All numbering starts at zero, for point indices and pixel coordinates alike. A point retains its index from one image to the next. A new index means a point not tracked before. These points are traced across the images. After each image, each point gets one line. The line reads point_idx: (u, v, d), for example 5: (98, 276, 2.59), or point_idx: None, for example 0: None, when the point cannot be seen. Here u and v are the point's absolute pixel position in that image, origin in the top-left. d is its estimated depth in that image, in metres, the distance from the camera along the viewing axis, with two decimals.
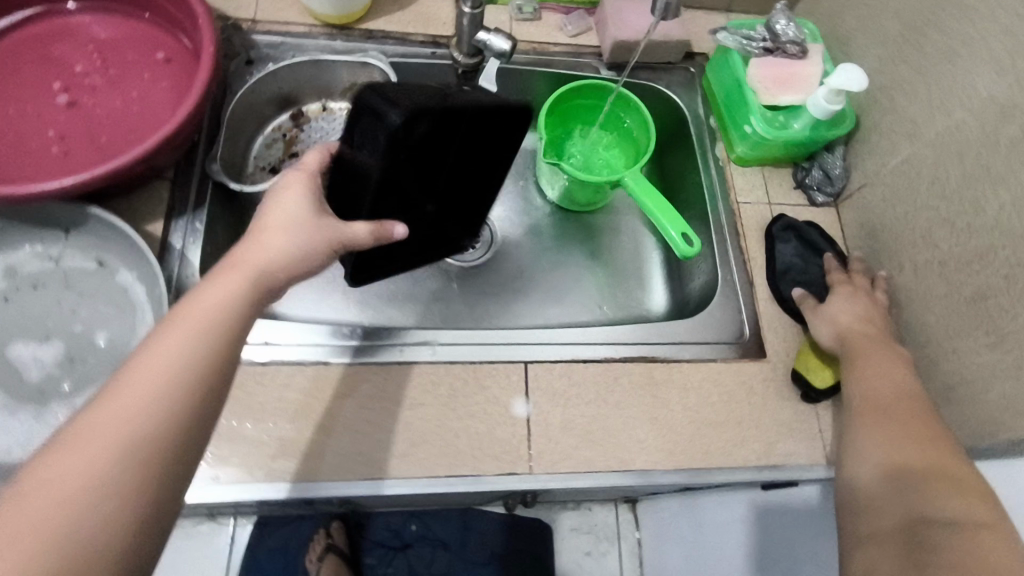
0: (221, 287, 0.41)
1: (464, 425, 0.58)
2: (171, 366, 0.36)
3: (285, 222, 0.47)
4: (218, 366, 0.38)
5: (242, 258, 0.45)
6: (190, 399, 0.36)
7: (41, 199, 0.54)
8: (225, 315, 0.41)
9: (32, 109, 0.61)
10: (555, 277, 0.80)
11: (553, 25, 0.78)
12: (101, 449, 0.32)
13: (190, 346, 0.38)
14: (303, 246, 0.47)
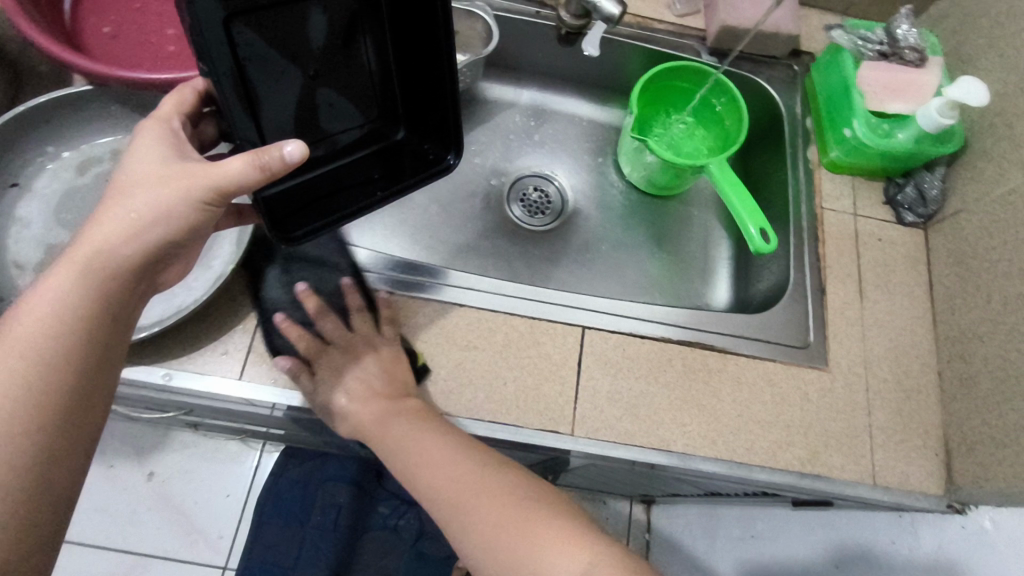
0: (52, 289, 0.40)
1: (513, 376, 0.58)
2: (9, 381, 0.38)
3: (135, 187, 0.43)
4: (57, 372, 0.40)
5: (87, 237, 0.42)
6: (14, 423, 0.38)
7: (152, 88, 0.56)
8: (63, 311, 0.40)
9: (159, 8, 0.65)
10: (617, 256, 0.79)
11: (662, 2, 0.77)
12: None
13: (23, 357, 0.39)
14: (157, 211, 0.43)
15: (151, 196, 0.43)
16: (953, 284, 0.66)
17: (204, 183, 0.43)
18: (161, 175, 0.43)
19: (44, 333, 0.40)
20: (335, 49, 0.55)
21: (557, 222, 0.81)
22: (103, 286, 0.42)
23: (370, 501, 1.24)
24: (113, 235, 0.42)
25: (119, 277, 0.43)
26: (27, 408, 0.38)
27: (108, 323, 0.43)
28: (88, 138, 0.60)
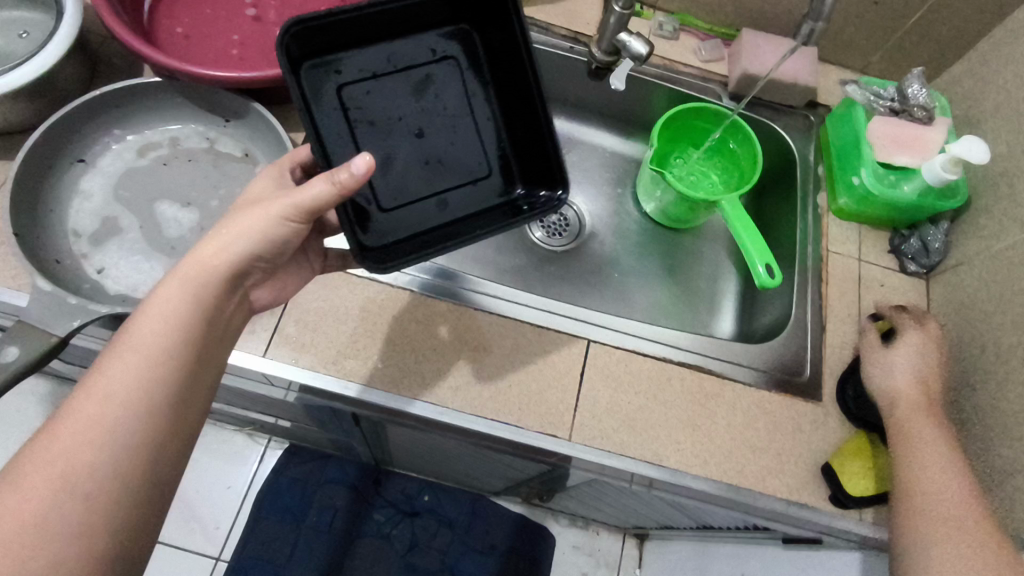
0: (166, 296, 0.44)
1: (519, 379, 0.61)
2: (124, 381, 0.41)
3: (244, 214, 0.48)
4: (165, 379, 0.42)
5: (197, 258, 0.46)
6: (127, 418, 0.40)
7: (215, 84, 0.62)
8: (176, 323, 0.44)
9: (226, 15, 0.72)
10: (627, 282, 0.82)
11: (688, 47, 0.82)
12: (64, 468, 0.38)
13: (137, 362, 0.41)
14: (261, 233, 0.48)
15: (251, 216, 0.48)
16: (949, 332, 0.68)
17: (289, 201, 0.47)
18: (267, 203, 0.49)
19: (159, 332, 0.43)
20: (443, 114, 0.62)
21: (574, 244, 0.84)
22: (205, 296, 0.46)
23: (366, 506, 1.27)
24: (218, 250, 0.47)
25: (218, 295, 0.47)
26: (142, 400, 0.41)
27: (210, 328, 0.46)
28: (150, 125, 0.66)
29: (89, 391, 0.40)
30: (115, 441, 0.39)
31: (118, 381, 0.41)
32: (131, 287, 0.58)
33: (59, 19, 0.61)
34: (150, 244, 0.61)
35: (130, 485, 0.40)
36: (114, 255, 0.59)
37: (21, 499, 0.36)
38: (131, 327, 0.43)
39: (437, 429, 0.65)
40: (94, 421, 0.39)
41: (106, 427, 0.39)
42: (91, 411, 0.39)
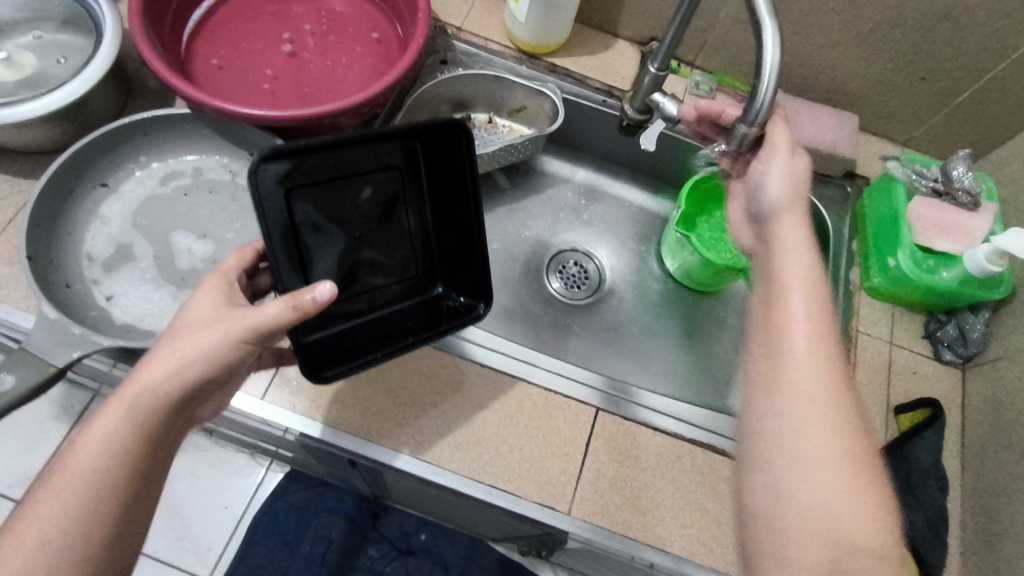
0: (96, 434, 0.41)
1: (520, 443, 0.59)
2: (49, 531, 0.39)
3: (190, 329, 0.45)
4: (96, 525, 0.40)
5: (132, 382, 0.43)
6: (55, 568, 0.39)
7: (241, 119, 0.62)
8: (107, 461, 0.41)
9: (263, 49, 0.72)
10: (643, 343, 0.80)
11: (724, 108, 0.81)
12: None
13: (61, 512, 0.39)
14: (205, 355, 0.44)
15: (197, 338, 0.44)
16: (984, 432, 0.64)
17: (246, 324, 0.45)
18: (216, 317, 0.46)
19: (93, 475, 0.40)
20: (381, 216, 0.59)
21: (591, 299, 0.82)
22: (147, 423, 0.43)
23: (361, 539, 1.24)
24: (157, 376, 0.43)
25: (163, 419, 0.44)
26: (70, 547, 0.39)
27: (152, 454, 0.44)
28: (175, 153, 0.66)
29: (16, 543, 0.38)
30: None
31: (50, 528, 0.39)
32: (137, 317, 0.58)
33: (100, 48, 0.62)
34: (162, 275, 0.60)
35: None
36: (124, 283, 0.59)
37: None
38: (62, 470, 0.40)
39: (433, 485, 0.63)
40: (23, 575, 0.38)
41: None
42: (21, 564, 0.38)
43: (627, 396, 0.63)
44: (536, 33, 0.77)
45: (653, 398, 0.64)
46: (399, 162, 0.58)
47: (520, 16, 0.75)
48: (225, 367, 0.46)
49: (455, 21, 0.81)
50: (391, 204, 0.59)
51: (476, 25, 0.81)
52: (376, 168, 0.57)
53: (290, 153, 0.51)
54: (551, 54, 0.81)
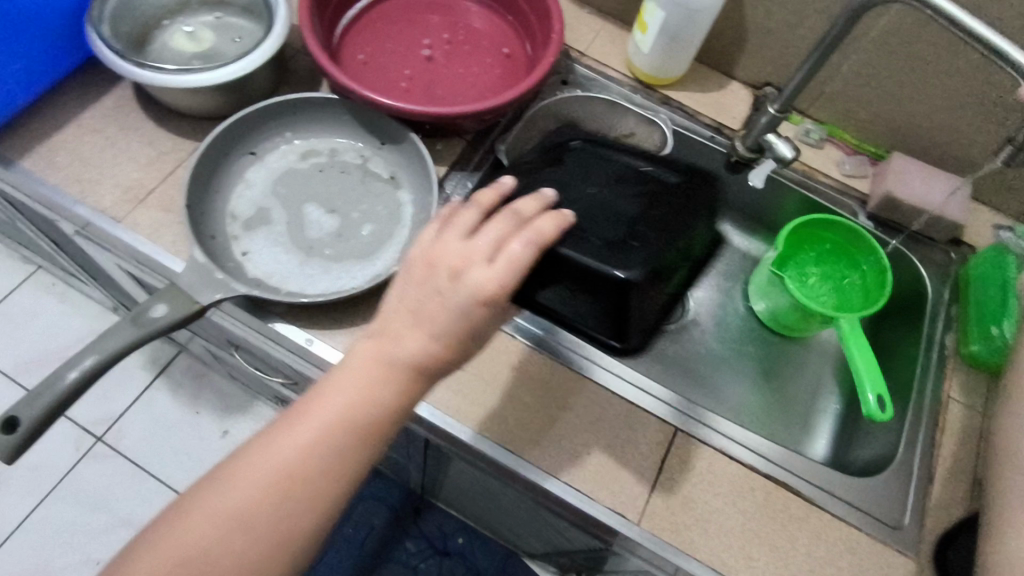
0: (343, 383, 0.47)
1: (597, 449, 0.60)
2: (297, 454, 0.46)
3: (439, 301, 0.47)
4: (331, 465, 0.46)
5: (384, 342, 0.48)
6: (295, 487, 0.45)
7: (382, 109, 0.68)
8: (352, 412, 0.47)
9: (404, 51, 0.79)
10: (719, 375, 0.80)
11: (832, 159, 0.82)
12: (236, 518, 0.45)
13: (310, 441, 0.46)
14: (445, 336, 0.47)
15: (444, 318, 0.47)
16: None
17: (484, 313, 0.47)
18: (461, 292, 0.47)
19: (337, 421, 0.47)
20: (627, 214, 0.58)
21: (672, 326, 0.84)
22: (386, 385, 0.47)
23: (401, 532, 1.27)
24: (403, 348, 0.47)
25: (402, 384, 0.48)
26: (309, 475, 0.46)
27: (384, 417, 0.48)
28: (316, 134, 0.72)
29: (260, 458, 0.46)
30: (285, 505, 0.45)
31: (298, 453, 0.46)
32: (267, 273, 0.64)
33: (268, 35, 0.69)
34: (291, 242, 0.66)
35: (287, 542, 0.45)
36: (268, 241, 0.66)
37: (206, 527, 0.45)
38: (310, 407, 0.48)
39: (503, 475, 0.66)
40: (273, 484, 0.45)
41: (263, 499, 0.45)
42: (273, 474, 0.46)
43: (695, 416, 0.63)
44: (656, 64, 0.80)
45: (737, 429, 0.64)
46: None
47: (644, 47, 0.79)
48: (463, 346, 0.48)
49: (579, 47, 0.85)
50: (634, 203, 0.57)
51: (598, 52, 0.85)
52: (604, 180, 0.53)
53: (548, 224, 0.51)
54: (666, 87, 0.84)
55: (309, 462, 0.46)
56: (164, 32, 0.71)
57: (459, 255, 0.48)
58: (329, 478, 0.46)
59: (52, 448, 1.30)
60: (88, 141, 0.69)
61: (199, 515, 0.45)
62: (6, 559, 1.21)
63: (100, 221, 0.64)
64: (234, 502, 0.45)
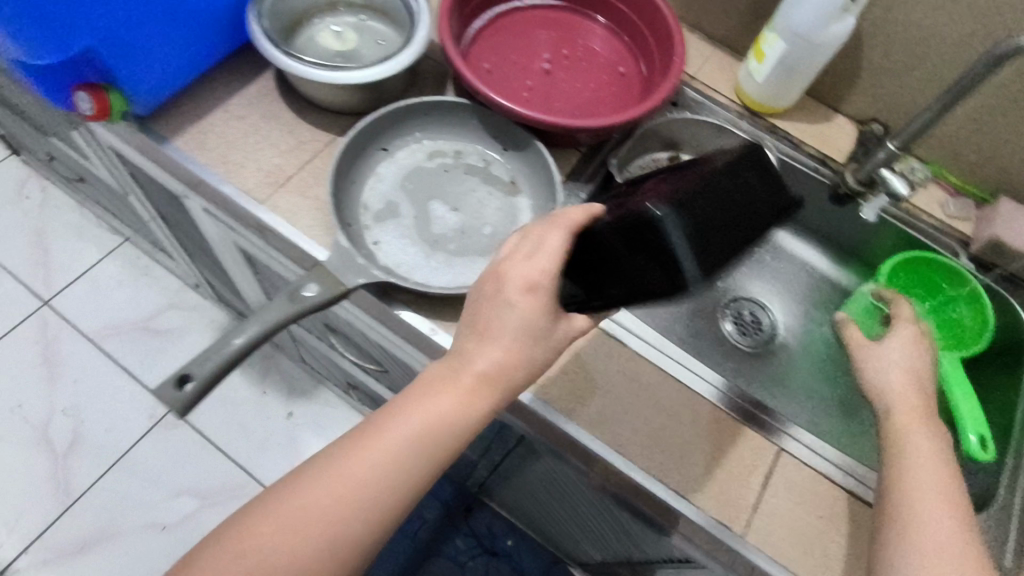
0: (369, 437, 0.53)
1: (703, 460, 0.62)
2: (377, 453, 0.52)
3: (514, 329, 0.53)
4: (403, 465, 0.53)
5: (464, 361, 0.54)
6: (374, 484, 0.52)
7: (513, 117, 0.71)
8: (429, 422, 0.53)
9: (525, 63, 0.82)
10: (806, 401, 0.81)
11: (936, 198, 0.82)
12: (324, 502, 0.51)
13: (393, 439, 0.53)
14: (518, 358, 0.54)
15: (515, 345, 0.53)
16: None
17: (540, 323, 0.54)
18: (537, 304, 0.53)
19: (417, 426, 0.53)
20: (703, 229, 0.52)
21: (758, 349, 0.85)
22: (459, 406, 0.54)
23: (452, 528, 1.32)
24: (478, 367, 0.54)
25: (474, 403, 0.54)
26: (388, 470, 0.52)
27: (458, 434, 0.54)
28: (443, 135, 0.75)
29: (319, 479, 0.52)
30: (364, 497, 0.52)
31: (386, 448, 0.53)
32: (396, 262, 0.67)
33: (408, 42, 0.73)
34: (418, 235, 0.69)
35: (363, 532, 0.51)
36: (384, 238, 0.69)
37: (298, 511, 0.51)
38: (329, 461, 0.53)
39: (598, 478, 0.68)
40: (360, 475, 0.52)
41: (336, 512, 0.51)
42: (359, 467, 0.52)
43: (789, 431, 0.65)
44: (769, 92, 0.82)
45: (838, 455, 0.65)
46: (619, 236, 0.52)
47: (759, 76, 0.81)
48: (529, 366, 0.54)
49: (689, 70, 0.88)
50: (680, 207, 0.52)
51: (707, 77, 0.88)
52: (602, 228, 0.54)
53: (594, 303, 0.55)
54: (773, 115, 0.86)
55: (398, 461, 0.53)
56: (310, 29, 0.76)
57: (530, 270, 0.53)
58: (391, 490, 0.52)
59: (126, 414, 1.35)
60: (233, 125, 0.73)
61: (299, 498, 0.51)
62: (77, 516, 1.25)
63: (244, 202, 0.69)
64: (321, 487, 0.52)
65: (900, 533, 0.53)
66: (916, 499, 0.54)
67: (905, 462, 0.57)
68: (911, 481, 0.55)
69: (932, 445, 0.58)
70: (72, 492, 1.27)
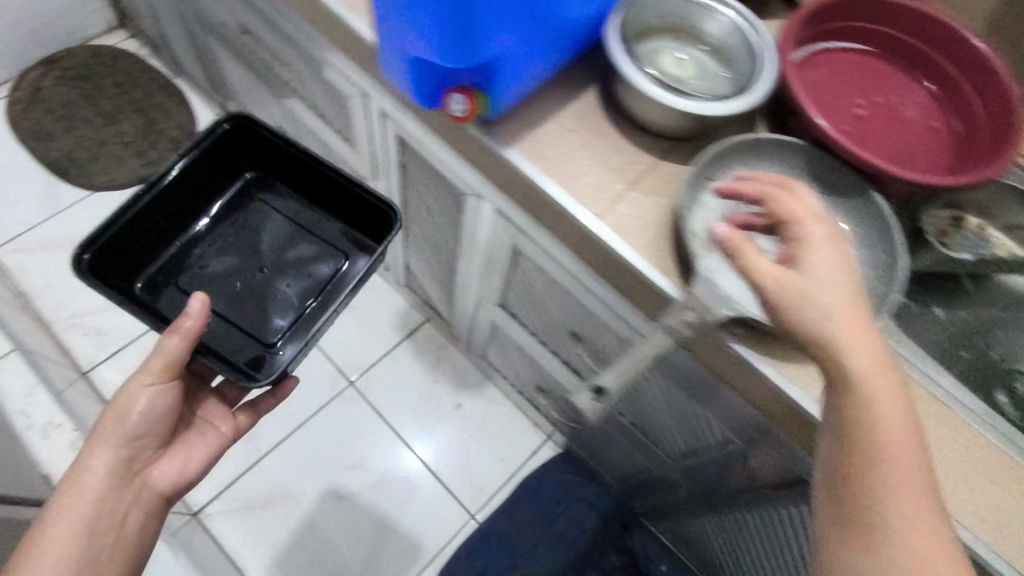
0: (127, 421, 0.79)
1: None
2: (90, 493, 0.77)
3: (164, 363, 0.79)
4: (81, 524, 0.76)
5: (120, 405, 0.79)
6: (102, 481, 0.78)
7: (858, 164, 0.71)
8: (137, 420, 0.80)
9: (839, 104, 0.81)
10: None
11: None
12: (63, 535, 0.75)
13: (95, 479, 0.77)
14: (154, 400, 0.81)
15: (162, 362, 0.79)
16: None
17: (170, 359, 0.79)
18: (172, 364, 0.79)
19: (134, 423, 0.80)
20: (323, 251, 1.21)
21: None
22: (133, 425, 0.80)
23: (608, 543, 1.34)
24: (168, 355, 0.79)
25: (142, 425, 0.81)
26: (91, 505, 0.76)
27: (144, 428, 0.81)
28: (765, 170, 0.75)
29: (65, 514, 0.76)
30: (76, 529, 0.75)
31: (89, 484, 0.77)
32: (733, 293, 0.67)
33: (745, 83, 0.74)
34: None
35: (109, 537, 0.77)
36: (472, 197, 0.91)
37: (55, 543, 0.74)
38: (113, 437, 0.79)
39: None
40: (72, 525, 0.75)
41: (90, 504, 0.76)
42: (78, 515, 0.76)
43: None
44: None
45: None
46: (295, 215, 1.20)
47: None
48: (167, 399, 0.82)
49: None
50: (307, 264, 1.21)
51: None
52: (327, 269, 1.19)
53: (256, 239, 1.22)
54: None
55: (105, 491, 0.78)
56: (650, 49, 0.76)
57: (130, 404, 0.80)
58: (106, 511, 0.77)
59: (312, 382, 1.42)
60: (565, 138, 0.76)
61: (72, 507, 0.76)
62: (264, 471, 1.33)
63: (582, 214, 0.71)
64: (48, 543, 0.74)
65: (853, 487, 0.48)
66: (861, 463, 0.48)
67: (862, 427, 0.49)
68: (865, 476, 0.48)
69: (885, 387, 0.50)
70: (260, 448, 1.35)
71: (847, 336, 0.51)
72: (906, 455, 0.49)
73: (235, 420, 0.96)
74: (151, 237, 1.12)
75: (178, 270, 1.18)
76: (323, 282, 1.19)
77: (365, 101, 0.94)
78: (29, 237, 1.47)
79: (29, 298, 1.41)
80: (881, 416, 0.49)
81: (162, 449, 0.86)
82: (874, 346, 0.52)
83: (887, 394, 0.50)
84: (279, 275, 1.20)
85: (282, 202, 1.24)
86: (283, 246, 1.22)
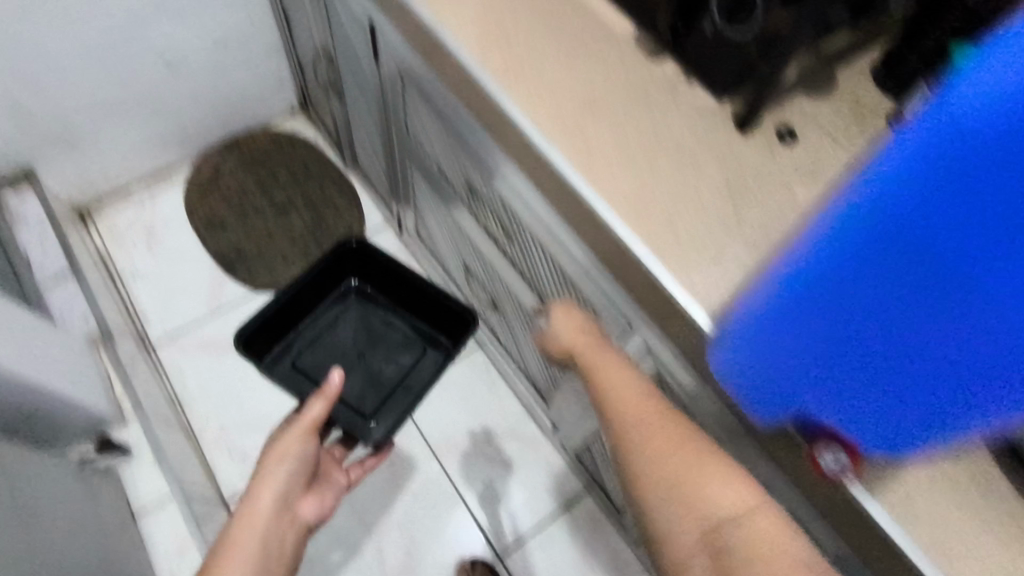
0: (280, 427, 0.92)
1: None
2: (258, 508, 0.82)
3: (312, 427, 0.88)
4: (251, 523, 0.81)
5: (284, 448, 0.87)
6: (267, 511, 0.83)
7: None
8: (297, 449, 0.87)
9: None
10: None
11: None
12: (241, 537, 0.79)
13: (268, 493, 0.84)
14: (302, 450, 0.87)
15: (313, 413, 0.88)
16: None
17: (314, 420, 0.88)
18: (310, 425, 0.88)
19: (298, 451, 0.87)
20: (374, 331, 1.25)
21: None
22: (293, 461, 0.87)
23: None
24: (312, 412, 0.88)
25: (304, 464, 0.89)
26: (260, 523, 0.81)
27: (305, 468, 0.89)
28: None
29: (243, 540, 0.79)
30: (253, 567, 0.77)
31: (259, 505, 0.83)
32: None
33: None
34: None
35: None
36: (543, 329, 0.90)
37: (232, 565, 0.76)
38: (278, 472, 0.85)
39: None
40: (240, 541, 0.79)
41: (260, 526, 0.81)
42: (243, 529, 0.80)
43: None
44: None
45: None
46: (363, 264, 1.24)
47: None
48: (313, 450, 0.89)
49: None
50: (376, 339, 1.24)
51: None
52: (357, 300, 1.26)
53: (341, 320, 1.25)
54: None
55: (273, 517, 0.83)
56: None
57: (285, 434, 0.88)
58: (266, 535, 0.81)
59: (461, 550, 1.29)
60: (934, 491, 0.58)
61: (241, 540, 0.79)
62: None
63: None
64: (229, 547, 0.78)
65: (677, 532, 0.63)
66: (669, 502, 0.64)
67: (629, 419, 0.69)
68: (637, 476, 0.67)
69: (593, 345, 0.76)
70: None
71: (632, 435, 0.68)
72: (658, 420, 0.67)
73: (355, 471, 1.03)
74: (285, 324, 1.18)
75: (288, 342, 1.20)
76: (401, 378, 1.20)
77: (626, 329, 0.79)
78: (189, 336, 1.42)
79: (183, 404, 1.36)
80: (704, 468, 0.63)
81: (304, 491, 0.92)
82: (661, 416, 0.67)
83: (663, 428, 0.66)
84: (370, 361, 1.22)
85: (375, 306, 1.27)
86: (376, 351, 1.23)
